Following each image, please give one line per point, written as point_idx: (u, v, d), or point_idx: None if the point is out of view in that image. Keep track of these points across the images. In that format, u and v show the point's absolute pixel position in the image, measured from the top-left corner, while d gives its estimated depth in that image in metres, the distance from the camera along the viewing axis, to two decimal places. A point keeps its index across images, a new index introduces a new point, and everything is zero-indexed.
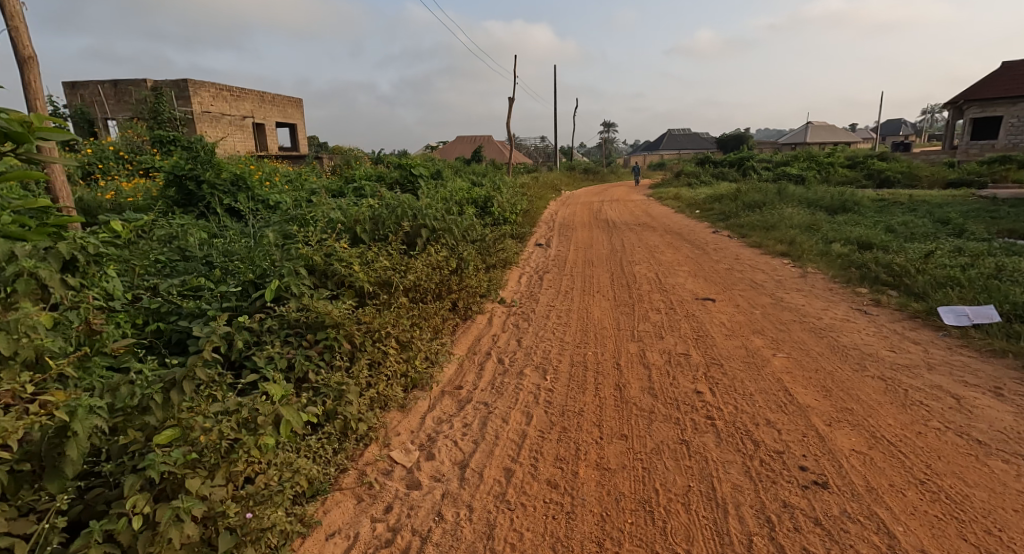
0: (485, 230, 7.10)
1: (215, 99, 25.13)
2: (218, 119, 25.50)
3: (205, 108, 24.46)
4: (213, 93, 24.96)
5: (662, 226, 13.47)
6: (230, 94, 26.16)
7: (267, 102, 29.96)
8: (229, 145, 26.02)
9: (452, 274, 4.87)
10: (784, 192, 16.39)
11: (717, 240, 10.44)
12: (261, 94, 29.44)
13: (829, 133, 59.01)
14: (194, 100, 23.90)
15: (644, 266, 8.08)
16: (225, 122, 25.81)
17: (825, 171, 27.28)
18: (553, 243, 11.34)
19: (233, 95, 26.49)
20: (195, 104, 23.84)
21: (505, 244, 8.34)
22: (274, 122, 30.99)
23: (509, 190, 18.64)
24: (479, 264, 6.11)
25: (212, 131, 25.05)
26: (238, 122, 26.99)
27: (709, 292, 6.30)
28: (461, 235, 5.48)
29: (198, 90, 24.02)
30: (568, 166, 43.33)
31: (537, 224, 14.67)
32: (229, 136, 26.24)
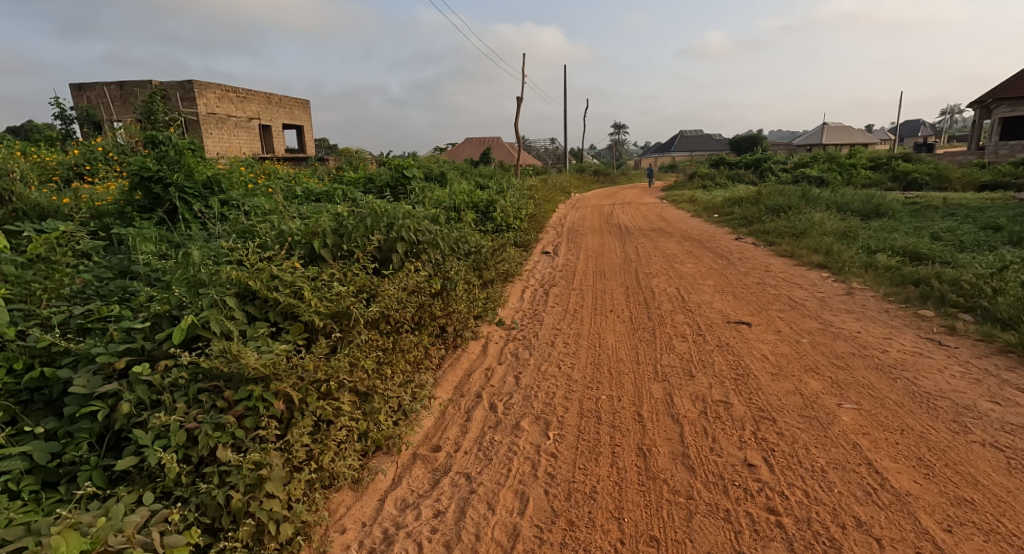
0: (483, 241, 6.30)
1: (221, 101, 24.66)
2: (224, 121, 24.99)
3: (210, 109, 23.96)
4: (219, 95, 24.49)
5: (680, 232, 12.57)
6: (236, 95, 25.68)
7: (273, 103, 29.45)
8: (234, 147, 25.52)
9: (434, 297, 4.03)
10: (808, 195, 15.41)
11: (741, 249, 9.56)
12: (268, 95, 28.92)
13: (846, 134, 57.64)
14: (200, 102, 23.43)
15: (663, 279, 7.21)
16: (231, 124, 25.32)
17: (848, 173, 26.20)
18: (562, 251, 10.50)
19: (239, 97, 25.99)
20: (200, 106, 23.35)
21: (507, 253, 7.52)
22: (280, 124, 30.49)
23: (517, 193, 17.80)
24: (472, 280, 5.29)
25: (218, 133, 24.55)
26: (244, 124, 26.50)
27: (742, 313, 5.46)
28: (450, 248, 4.66)
29: (204, 91, 23.52)
30: (578, 168, 42.43)
31: (545, 229, 13.86)
32: (235, 138, 25.75)
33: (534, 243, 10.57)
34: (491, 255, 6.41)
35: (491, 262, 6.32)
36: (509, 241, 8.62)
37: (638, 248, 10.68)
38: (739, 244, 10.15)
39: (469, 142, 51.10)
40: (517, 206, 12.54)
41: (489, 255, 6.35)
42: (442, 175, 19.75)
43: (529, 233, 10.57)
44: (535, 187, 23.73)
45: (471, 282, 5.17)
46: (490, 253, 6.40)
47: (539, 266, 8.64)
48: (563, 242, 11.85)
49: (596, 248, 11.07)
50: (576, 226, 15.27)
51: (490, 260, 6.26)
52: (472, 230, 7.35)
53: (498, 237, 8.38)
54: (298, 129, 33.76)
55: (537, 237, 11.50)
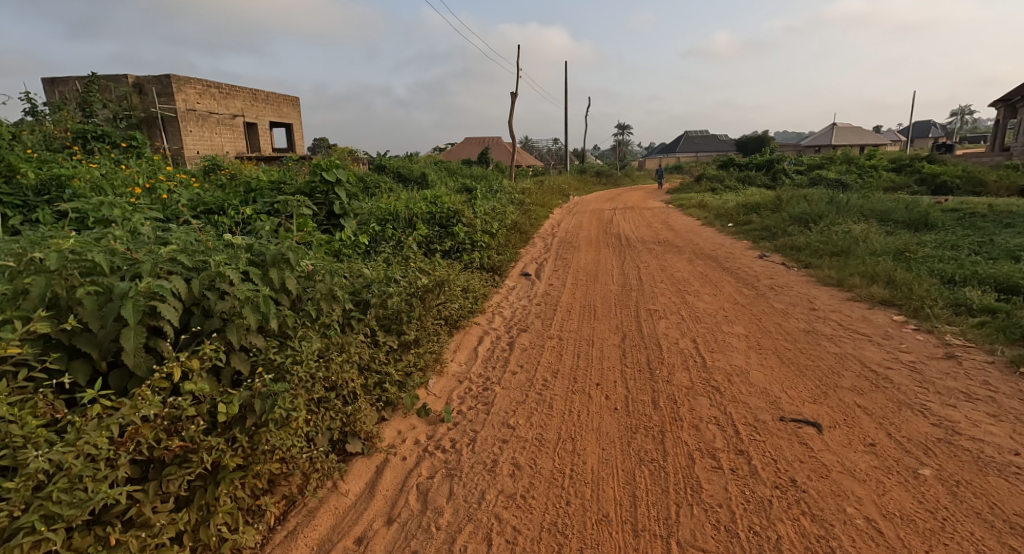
0: (417, 281, 4.41)
1: (202, 97, 22.64)
2: (206, 118, 22.91)
3: (190, 105, 21.89)
4: (199, 91, 22.47)
5: (690, 247, 10.60)
6: (217, 91, 23.64)
7: (258, 100, 27.40)
8: (216, 147, 23.47)
9: (210, 430, 2.08)
10: (835, 201, 13.50)
11: (769, 274, 7.62)
12: (254, 92, 26.99)
13: (857, 134, 55.79)
14: (179, 98, 21.37)
15: (674, 326, 5.26)
16: (215, 122, 23.28)
17: (868, 175, 24.39)
18: (546, 271, 8.54)
19: (221, 93, 23.96)
20: (179, 102, 21.27)
21: (461, 288, 5.57)
22: (267, 122, 28.56)
23: (506, 199, 15.74)
24: (369, 348, 3.37)
25: (198, 131, 22.47)
26: (228, 122, 24.44)
27: (798, 399, 3.52)
28: (310, 314, 2.79)
29: (183, 86, 21.49)
30: (580, 169, 40.42)
31: (532, 242, 11.95)
32: (218, 137, 23.67)
33: (513, 264, 8.64)
34: (426, 296, 4.48)
35: (424, 307, 4.38)
36: (471, 268, 6.70)
37: (639, 268, 8.71)
38: (764, 267, 8.21)
39: (468, 141, 48.89)
40: (498, 216, 10.55)
41: (419, 297, 4.41)
42: (423, 176, 18.18)
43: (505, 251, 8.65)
44: (532, 192, 21.67)
45: (366, 355, 3.25)
46: (424, 294, 4.47)
47: (512, 298, 6.69)
48: (550, 260, 9.86)
49: (587, 267, 9.12)
50: (571, 237, 13.25)
51: (420, 304, 4.33)
52: (410, 257, 5.43)
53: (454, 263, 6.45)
54: (286, 127, 31.67)
55: (518, 256, 9.53)
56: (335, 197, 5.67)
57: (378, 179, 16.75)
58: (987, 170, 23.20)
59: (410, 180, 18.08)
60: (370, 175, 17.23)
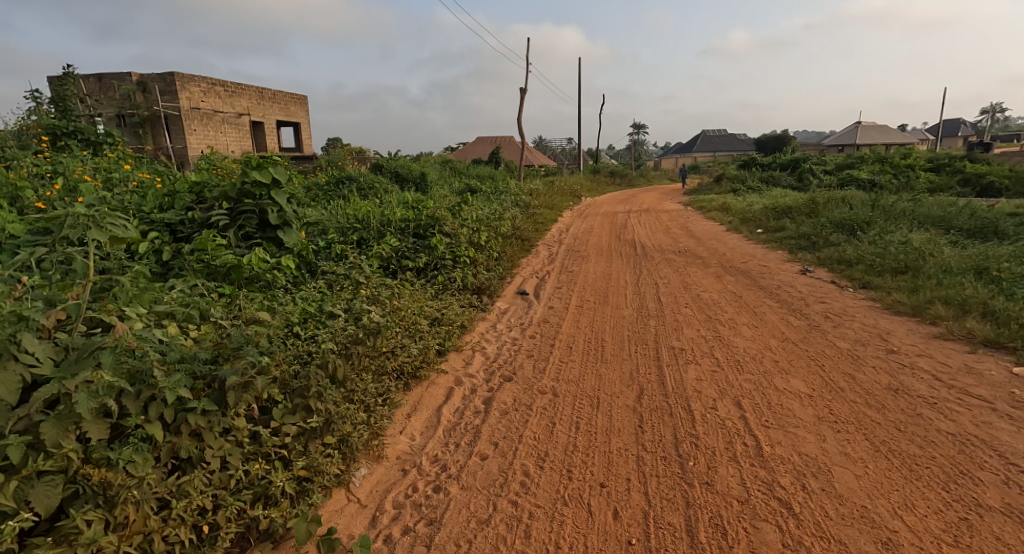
0: (351, 333, 3.17)
1: (207, 96, 21.64)
2: (212, 117, 21.87)
3: (194, 104, 20.86)
4: (204, 89, 21.42)
5: (717, 259, 9.22)
6: (223, 89, 22.62)
7: (264, 98, 26.36)
8: (221, 146, 22.45)
9: None
10: (880, 205, 12.11)
11: (819, 299, 6.26)
12: (260, 90, 26.01)
13: (882, 133, 53.87)
14: (184, 96, 20.34)
15: (707, 380, 3.90)
16: (220, 120, 22.25)
17: (904, 175, 22.82)
18: (547, 289, 7.25)
19: (226, 91, 22.91)
20: (183, 101, 20.22)
21: (424, 323, 4.29)
22: (274, 121, 27.60)
23: (510, 203, 14.41)
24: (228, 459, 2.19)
25: (203, 130, 21.42)
26: (233, 121, 23.40)
27: (930, 539, 2.18)
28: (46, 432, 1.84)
29: (188, 84, 20.46)
30: (594, 169, 39.02)
31: (538, 251, 10.68)
32: (223, 136, 22.64)
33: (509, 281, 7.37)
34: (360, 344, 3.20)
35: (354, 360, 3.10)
36: (447, 291, 5.42)
37: (658, 285, 7.35)
38: (809, 289, 6.84)
39: (480, 140, 47.60)
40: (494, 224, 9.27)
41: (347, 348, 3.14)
42: (423, 177, 17.03)
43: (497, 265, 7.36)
44: (540, 193, 20.32)
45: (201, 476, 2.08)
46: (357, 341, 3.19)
47: (501, 328, 5.44)
48: (554, 272, 8.54)
49: (596, 282, 7.81)
50: (581, 244, 11.89)
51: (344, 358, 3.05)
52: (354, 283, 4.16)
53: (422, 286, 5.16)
54: (293, 126, 30.67)
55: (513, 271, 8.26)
56: (268, 204, 4.34)
57: (376, 182, 15.49)
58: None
59: (411, 182, 16.85)
60: (369, 176, 16.00)
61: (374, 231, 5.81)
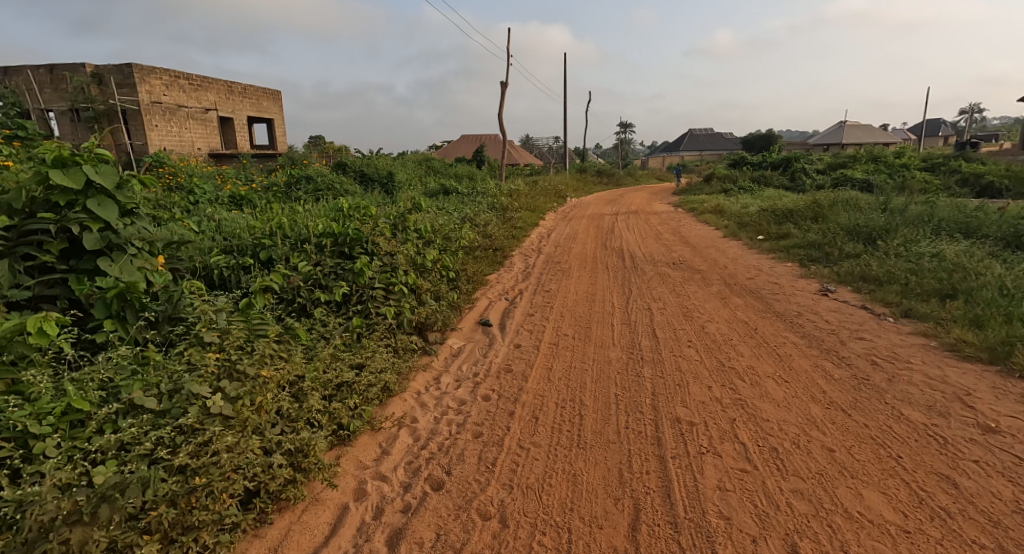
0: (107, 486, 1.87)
1: (170, 90, 19.79)
2: (175, 112, 20.05)
3: (155, 98, 19.04)
4: (166, 82, 19.57)
5: (719, 274, 7.93)
6: (188, 82, 20.74)
7: (235, 92, 24.51)
8: (186, 144, 20.61)
9: None
10: (891, 210, 11.06)
11: (855, 335, 5.00)
12: (229, 84, 24.18)
13: (868, 133, 53.56)
14: (143, 89, 18.49)
15: (736, 494, 2.56)
16: (184, 116, 20.40)
17: (901, 175, 22.01)
18: (515, 317, 5.90)
19: (191, 84, 21.03)
20: (142, 94, 18.41)
21: (307, 400, 2.86)
22: (245, 117, 25.78)
23: (487, 208, 13.10)
24: None
25: (164, 126, 19.56)
26: (200, 116, 21.56)
27: None
28: None
29: (148, 77, 18.65)
30: (580, 168, 37.78)
31: (514, 263, 9.36)
32: (188, 132, 20.78)
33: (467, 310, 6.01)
34: (99, 510, 1.83)
35: (70, 548, 1.75)
36: (368, 335, 4.01)
37: (652, 311, 6.02)
38: (838, 318, 5.57)
39: (463, 139, 45.97)
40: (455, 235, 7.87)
41: (65, 525, 1.79)
42: (391, 176, 15.62)
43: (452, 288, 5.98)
44: (521, 194, 18.92)
45: None
46: (88, 509, 1.82)
47: (447, 383, 4.08)
48: (527, 293, 7.17)
49: (576, 306, 6.46)
50: (562, 254, 10.53)
51: None
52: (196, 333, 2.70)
53: (326, 334, 3.75)
54: (266, 123, 28.87)
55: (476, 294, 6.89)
56: (77, 219, 2.85)
57: (338, 184, 13.94)
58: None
59: (379, 183, 15.35)
60: (332, 176, 14.43)
61: (277, 249, 4.36)
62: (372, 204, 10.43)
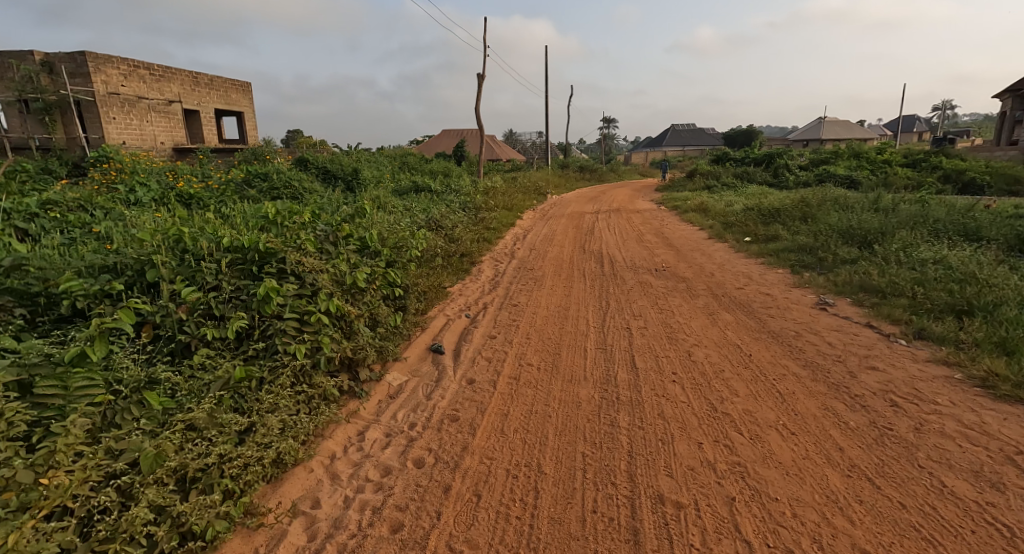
0: None
1: (129, 80, 18.15)
2: (134, 104, 18.40)
3: (113, 89, 17.49)
4: (125, 72, 17.95)
5: (706, 285, 7.20)
6: (150, 72, 19.09)
7: (205, 84, 22.86)
8: (148, 137, 19.05)
9: None
10: (882, 209, 10.49)
11: (865, 364, 4.28)
12: (195, 75, 22.47)
13: (846, 128, 53.82)
14: (98, 79, 16.99)
15: None
16: (146, 108, 18.81)
17: (885, 171, 21.68)
18: (472, 342, 5.08)
19: (154, 75, 19.38)
20: (99, 85, 16.94)
21: (136, 505, 2.19)
22: (215, 110, 24.23)
23: (458, 210, 12.27)
24: None
25: (123, 118, 18.03)
26: (164, 109, 19.94)
27: None
28: None
29: (105, 66, 17.13)
30: (562, 164, 37.00)
31: (483, 270, 8.52)
32: (150, 125, 19.15)
33: (415, 334, 5.17)
34: None
35: None
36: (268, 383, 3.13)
37: (631, 333, 5.24)
38: (842, 340, 4.86)
39: (443, 133, 44.73)
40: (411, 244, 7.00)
41: None
42: (355, 174, 14.68)
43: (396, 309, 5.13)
44: (498, 191, 18.03)
45: None
46: None
47: (371, 441, 3.26)
48: (491, 308, 6.34)
49: (544, 325, 5.67)
50: (537, 258, 9.70)
51: None
52: None
53: (206, 386, 2.89)
54: (234, 116, 27.40)
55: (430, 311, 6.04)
56: None
57: (297, 181, 12.88)
58: (1012, 165, 20.90)
59: (343, 180, 14.36)
60: (292, 173, 13.35)
61: (162, 266, 3.48)
62: (327, 206, 9.48)
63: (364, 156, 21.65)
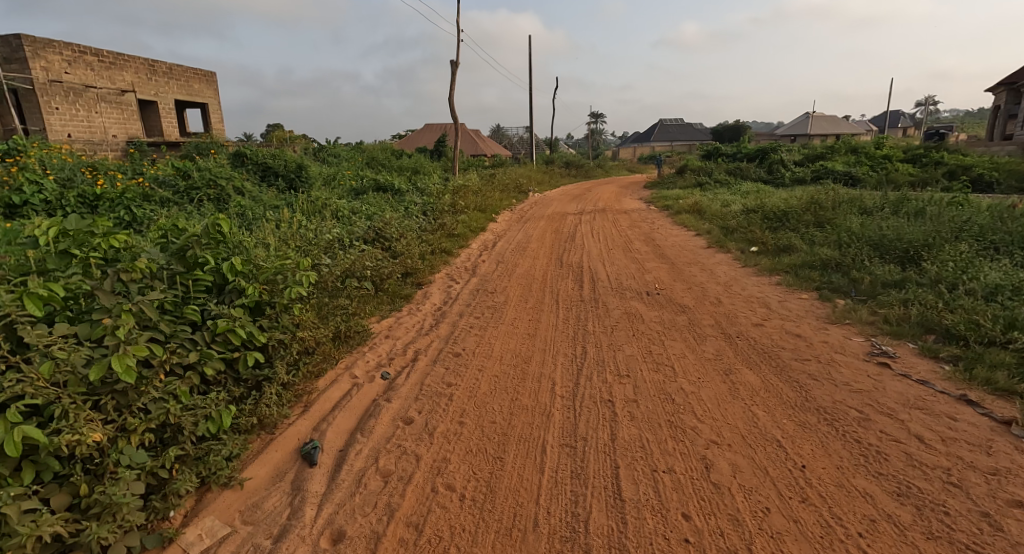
0: None
1: (74, 68, 15.52)
2: (82, 95, 15.68)
3: (55, 77, 14.88)
4: (69, 59, 15.34)
5: (714, 320, 5.51)
6: (98, 59, 16.34)
7: (168, 72, 19.96)
8: (97, 131, 16.21)
9: None
10: (909, 211, 8.86)
11: (1001, 493, 2.58)
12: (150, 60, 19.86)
13: (834, 124, 52.74)
14: (37, 65, 14.46)
15: None
16: (96, 98, 16.08)
17: (887, 166, 20.19)
18: (369, 439, 3.33)
19: (104, 62, 16.62)
20: (38, 72, 14.39)
21: None
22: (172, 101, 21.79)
23: (414, 216, 10.49)
24: None
25: (68, 110, 15.39)
26: (116, 99, 17.07)
27: None
28: None
29: (44, 52, 14.57)
30: (546, 160, 35.24)
31: (430, 294, 6.74)
32: (99, 117, 16.29)
33: (285, 425, 3.40)
34: None
35: None
36: None
37: (614, 415, 3.52)
38: (933, 426, 3.17)
39: (424, 128, 42.66)
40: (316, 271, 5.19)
41: None
42: (301, 170, 12.80)
43: (252, 384, 3.36)
44: (470, 190, 16.14)
45: None
46: None
47: None
48: (421, 364, 4.57)
49: (487, 397, 3.93)
50: (502, 276, 7.90)
51: None
52: None
53: None
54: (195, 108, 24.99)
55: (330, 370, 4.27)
56: None
57: (225, 180, 10.88)
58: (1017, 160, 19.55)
59: (285, 178, 12.48)
60: (223, 170, 11.44)
61: None
62: (245, 225, 7.82)
63: (325, 151, 19.68)
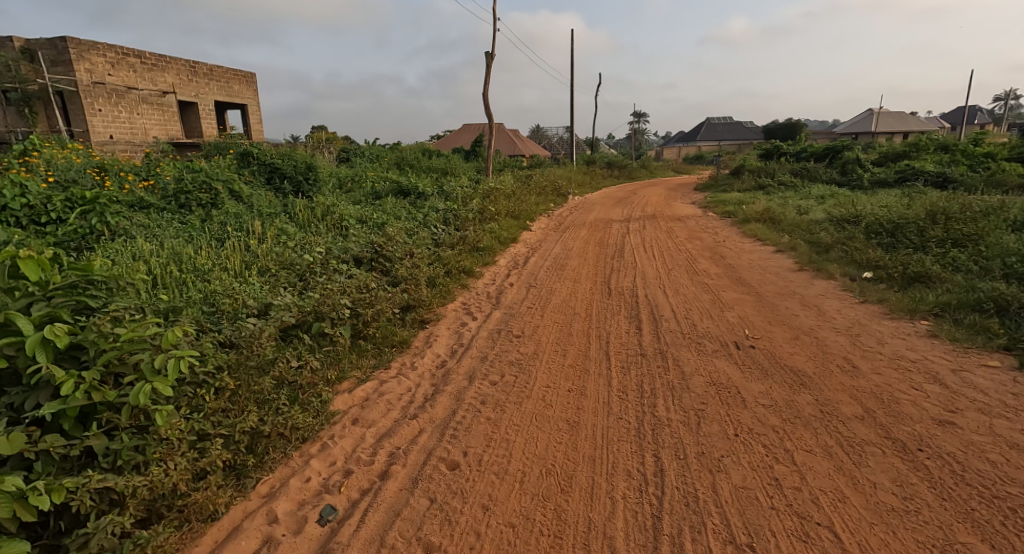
0: None
1: (118, 70, 14.35)
2: (125, 96, 14.51)
3: (99, 79, 13.73)
4: (114, 60, 14.20)
5: (864, 406, 3.49)
6: (141, 60, 15.08)
7: (210, 72, 18.61)
8: (139, 133, 15.04)
9: None
10: None
11: None
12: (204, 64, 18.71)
13: (904, 120, 48.35)
14: (81, 67, 13.35)
15: None
16: (138, 100, 14.83)
17: (992, 166, 17.23)
18: None
19: (146, 63, 15.35)
20: (83, 74, 13.26)
21: None
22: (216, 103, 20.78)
23: (432, 226, 8.79)
24: None
25: (112, 111, 14.22)
26: (158, 100, 15.84)
27: None
28: None
29: (89, 53, 13.47)
30: (588, 160, 33.09)
31: (433, 339, 4.96)
32: (143, 119, 15.09)
33: None
34: None
35: None
36: None
37: None
38: None
39: (461, 128, 41.04)
40: (245, 324, 3.47)
41: None
42: (312, 170, 11.30)
43: None
44: (502, 193, 14.36)
45: None
46: None
47: None
48: (391, 488, 2.81)
49: None
50: (534, 308, 6.05)
51: None
52: None
53: None
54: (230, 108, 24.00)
55: (232, 508, 2.58)
56: None
57: (221, 181, 9.45)
58: None
59: (293, 180, 11.01)
60: (221, 170, 10.02)
61: None
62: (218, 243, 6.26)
63: (349, 151, 18.30)
